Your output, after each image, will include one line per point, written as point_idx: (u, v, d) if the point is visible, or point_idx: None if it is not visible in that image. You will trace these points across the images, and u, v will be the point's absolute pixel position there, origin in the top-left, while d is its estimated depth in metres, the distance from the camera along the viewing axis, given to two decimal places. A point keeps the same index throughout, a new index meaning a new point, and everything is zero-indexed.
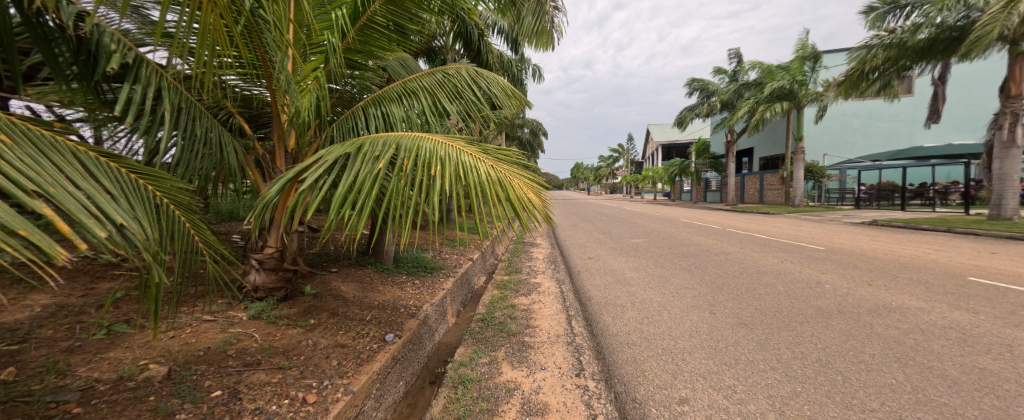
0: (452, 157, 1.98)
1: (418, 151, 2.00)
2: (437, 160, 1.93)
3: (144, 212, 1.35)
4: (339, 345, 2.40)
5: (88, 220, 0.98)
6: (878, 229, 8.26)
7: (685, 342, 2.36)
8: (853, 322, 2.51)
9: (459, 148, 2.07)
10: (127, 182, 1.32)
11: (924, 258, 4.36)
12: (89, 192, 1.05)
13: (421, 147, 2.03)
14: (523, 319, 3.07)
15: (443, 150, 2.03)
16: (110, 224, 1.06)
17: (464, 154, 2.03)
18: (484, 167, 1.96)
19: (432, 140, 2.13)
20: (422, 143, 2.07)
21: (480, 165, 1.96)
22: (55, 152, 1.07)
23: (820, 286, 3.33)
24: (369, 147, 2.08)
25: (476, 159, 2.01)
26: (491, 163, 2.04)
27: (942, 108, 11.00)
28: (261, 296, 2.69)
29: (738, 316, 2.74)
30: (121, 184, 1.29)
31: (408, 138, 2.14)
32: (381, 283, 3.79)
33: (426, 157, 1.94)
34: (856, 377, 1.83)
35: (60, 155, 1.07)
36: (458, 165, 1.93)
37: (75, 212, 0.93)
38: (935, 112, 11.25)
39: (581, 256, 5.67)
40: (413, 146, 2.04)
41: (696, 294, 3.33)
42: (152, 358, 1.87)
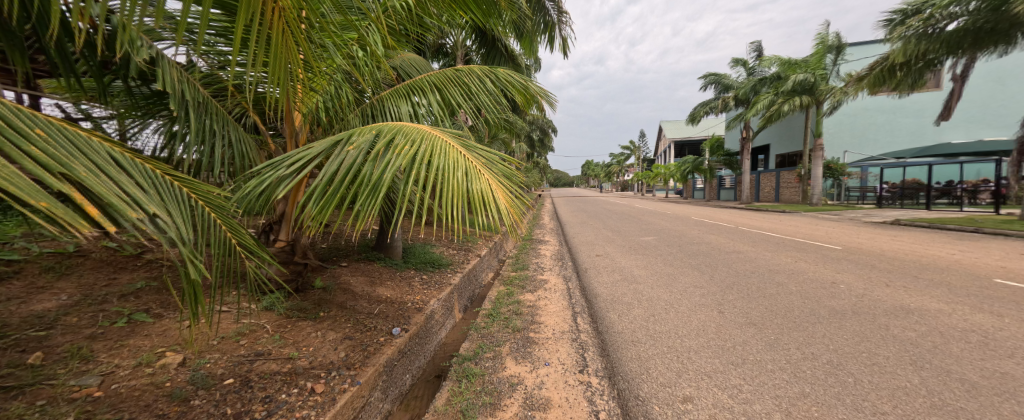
0: (426, 143, 2.05)
1: (395, 137, 2.10)
2: (410, 145, 2.01)
3: (182, 212, 1.35)
4: (347, 338, 2.45)
5: (121, 205, 1.00)
6: (899, 229, 7.97)
7: (691, 341, 2.33)
8: (868, 323, 2.44)
9: (436, 138, 2.14)
10: (163, 181, 1.34)
11: (948, 258, 4.18)
12: (121, 184, 1.06)
13: (399, 135, 2.14)
14: (528, 315, 3.08)
15: (420, 137, 2.12)
16: (143, 213, 1.06)
17: (439, 142, 2.09)
18: (455, 157, 1.99)
19: (413, 129, 2.24)
20: (401, 131, 2.18)
21: (452, 154, 2.00)
22: (92, 149, 1.10)
23: (835, 287, 3.24)
24: (354, 132, 2.23)
25: (450, 149, 2.06)
26: (464, 155, 2.06)
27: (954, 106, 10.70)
28: (273, 289, 2.77)
29: (748, 315, 2.69)
30: (157, 182, 1.30)
31: (393, 127, 2.28)
32: (390, 278, 3.86)
33: (401, 142, 2.05)
34: (869, 379, 1.78)
35: (93, 151, 1.09)
36: (429, 151, 1.99)
37: (107, 197, 0.95)
38: (949, 109, 11.04)
39: (589, 253, 5.65)
40: (393, 132, 2.17)
41: (705, 293, 3.29)
42: (169, 347, 1.94)
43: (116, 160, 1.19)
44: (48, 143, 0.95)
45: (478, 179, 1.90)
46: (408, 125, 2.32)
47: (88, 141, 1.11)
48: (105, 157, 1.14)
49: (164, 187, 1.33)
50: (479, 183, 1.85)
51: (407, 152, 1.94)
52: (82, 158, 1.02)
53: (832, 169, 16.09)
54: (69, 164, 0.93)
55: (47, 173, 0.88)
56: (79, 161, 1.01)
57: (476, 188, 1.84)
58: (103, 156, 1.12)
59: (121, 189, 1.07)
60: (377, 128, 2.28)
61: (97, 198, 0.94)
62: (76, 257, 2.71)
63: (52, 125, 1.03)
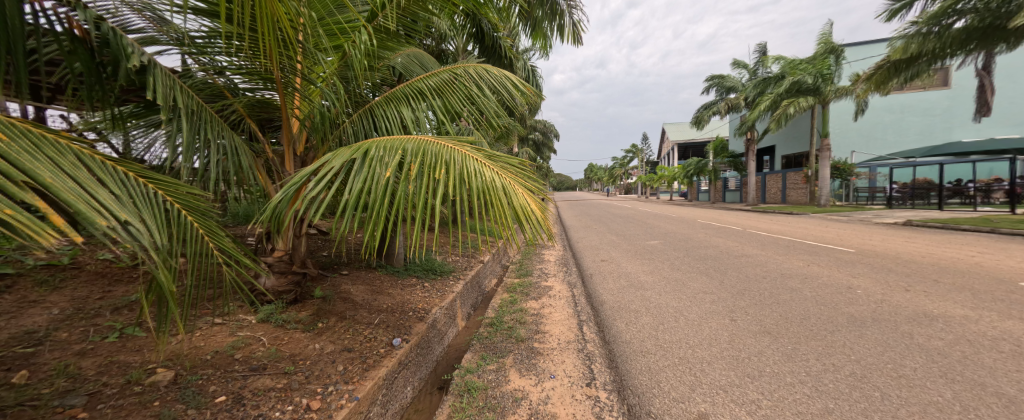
0: (459, 161, 1.92)
1: (422, 156, 1.95)
2: (444, 167, 1.87)
3: (156, 218, 1.28)
4: (346, 350, 2.39)
5: (92, 210, 0.93)
6: (911, 230, 7.79)
7: (703, 351, 2.22)
8: (890, 331, 2.32)
9: (465, 154, 2.01)
10: (137, 186, 1.28)
11: (967, 261, 4.03)
12: (87, 187, 0.99)
13: (426, 154, 1.96)
14: (533, 324, 2.99)
15: (451, 155, 1.98)
16: (113, 219, 0.99)
17: (470, 159, 1.96)
18: (490, 174, 1.89)
19: (439, 144, 2.07)
20: (427, 148, 2.02)
21: (486, 172, 1.89)
22: (57, 153, 1.02)
23: (851, 292, 3.11)
24: (377, 149, 2.04)
25: (482, 166, 1.94)
26: (497, 171, 1.96)
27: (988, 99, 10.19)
28: (270, 299, 2.69)
29: (761, 323, 2.57)
30: (128, 188, 1.24)
31: (416, 142, 2.08)
32: (392, 286, 3.79)
33: (431, 162, 1.89)
34: (897, 393, 1.67)
35: (59, 157, 1.02)
36: (462, 172, 1.86)
37: (76, 203, 0.87)
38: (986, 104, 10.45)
39: (594, 258, 5.55)
40: (420, 149, 2.00)
41: (715, 299, 3.17)
42: (160, 362, 1.87)
43: (84, 164, 1.12)
44: (8, 143, 0.88)
45: (519, 195, 1.83)
46: (434, 139, 2.15)
47: (55, 146, 1.04)
48: (73, 162, 1.06)
49: (139, 193, 1.28)
50: (519, 200, 1.78)
51: (440, 173, 1.81)
52: (44, 164, 0.94)
53: (840, 170, 16.10)
54: (34, 170, 0.85)
55: (8, 181, 0.79)
56: (43, 165, 0.93)
57: (516, 205, 1.78)
58: (70, 160, 1.05)
59: (86, 193, 1.00)
60: (399, 143, 2.08)
61: (63, 204, 0.87)
62: (70, 269, 2.67)
63: (11, 126, 0.94)
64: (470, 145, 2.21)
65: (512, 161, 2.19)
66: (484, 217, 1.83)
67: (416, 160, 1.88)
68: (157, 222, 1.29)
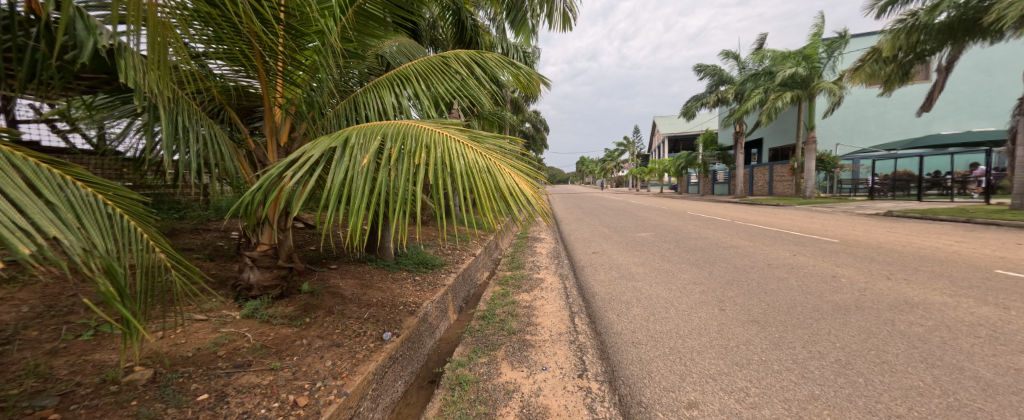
0: (440, 143, 1.88)
1: (403, 138, 1.91)
2: (425, 150, 1.83)
3: (94, 224, 1.21)
4: (335, 345, 2.36)
5: (13, 236, 0.88)
6: (891, 220, 8.00)
7: (693, 341, 2.24)
8: (873, 319, 2.37)
9: (447, 135, 1.97)
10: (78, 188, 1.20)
11: (946, 249, 4.14)
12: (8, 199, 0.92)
13: (405, 137, 1.92)
14: (524, 316, 2.98)
15: (433, 137, 1.93)
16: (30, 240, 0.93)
17: (453, 142, 1.91)
18: (472, 156, 1.85)
19: (420, 129, 2.02)
20: (408, 132, 1.97)
21: (470, 155, 1.84)
22: None
23: (836, 281, 3.18)
24: (356, 135, 1.99)
25: (466, 149, 1.89)
26: (481, 152, 1.92)
27: (937, 97, 10.76)
28: (255, 295, 2.61)
29: (749, 313, 2.61)
30: (69, 190, 1.16)
31: (397, 128, 2.03)
32: (382, 280, 3.76)
33: (412, 147, 1.84)
34: (880, 379, 1.70)
35: None
36: (444, 154, 1.82)
37: None
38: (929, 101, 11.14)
39: (585, 250, 5.59)
40: (400, 133, 1.96)
41: (704, 289, 3.21)
42: (138, 361, 1.80)
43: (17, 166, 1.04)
44: None
45: (502, 177, 1.80)
46: (415, 123, 2.10)
47: None
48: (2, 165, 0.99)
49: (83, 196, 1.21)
50: (505, 183, 1.74)
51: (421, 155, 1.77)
52: None
53: (825, 162, 15.98)
54: None
55: None
56: None
57: (503, 189, 1.73)
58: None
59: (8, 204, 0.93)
60: (379, 129, 2.04)
61: None
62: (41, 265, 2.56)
63: None
64: (453, 127, 2.16)
65: (498, 141, 2.15)
66: (471, 201, 1.79)
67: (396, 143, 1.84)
68: (97, 226, 1.22)
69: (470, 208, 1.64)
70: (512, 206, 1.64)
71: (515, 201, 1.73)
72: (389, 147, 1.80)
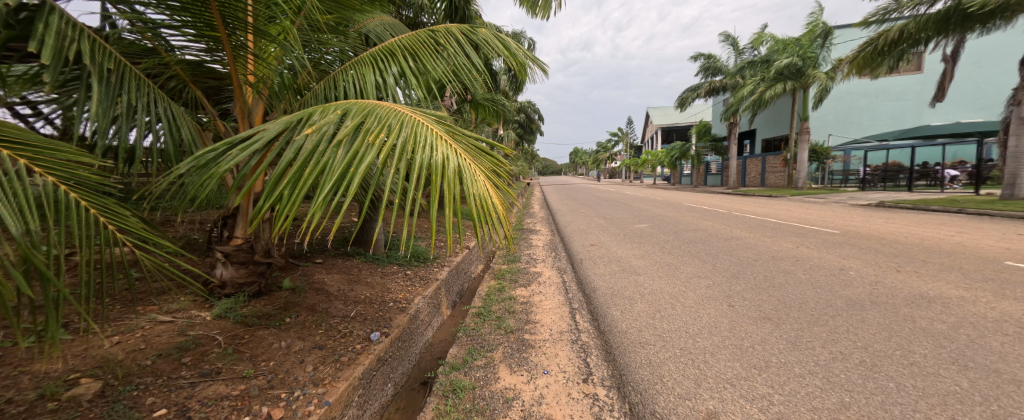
0: (409, 130, 1.66)
1: (367, 118, 1.69)
2: (386, 132, 1.62)
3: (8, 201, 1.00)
4: (317, 347, 2.17)
5: None
6: (887, 211, 7.99)
7: (705, 341, 2.09)
8: (891, 315, 2.24)
9: (419, 123, 1.76)
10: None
11: (949, 240, 4.07)
12: None
13: (372, 119, 1.70)
14: (523, 313, 2.81)
15: (404, 123, 1.72)
16: None
17: (423, 129, 1.71)
18: (442, 149, 1.63)
19: (391, 109, 1.83)
20: (376, 112, 1.75)
21: (438, 146, 1.63)
22: None
23: (845, 274, 3.07)
24: (316, 112, 1.78)
25: (435, 139, 1.68)
26: (455, 147, 1.71)
27: (948, 87, 10.61)
28: (229, 292, 2.39)
29: (760, 309, 2.47)
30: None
31: (364, 106, 1.83)
32: (370, 275, 3.56)
33: (374, 128, 1.63)
34: (913, 384, 1.57)
35: None
36: (407, 140, 1.61)
37: None
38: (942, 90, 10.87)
39: (583, 242, 5.43)
40: (364, 112, 1.75)
41: (710, 284, 3.07)
42: (85, 372, 1.57)
43: None
44: None
45: (471, 176, 1.57)
46: (388, 103, 1.89)
47: None
48: None
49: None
50: (471, 183, 1.52)
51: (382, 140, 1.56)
52: None
53: (818, 153, 16.29)
54: None
55: None
56: None
57: (467, 188, 1.51)
58: None
59: None
60: (343, 106, 1.82)
61: None
62: None
63: None
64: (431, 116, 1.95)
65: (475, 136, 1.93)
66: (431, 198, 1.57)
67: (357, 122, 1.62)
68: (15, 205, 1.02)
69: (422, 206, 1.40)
70: (474, 210, 1.41)
71: (478, 204, 1.49)
72: (349, 125, 1.59)
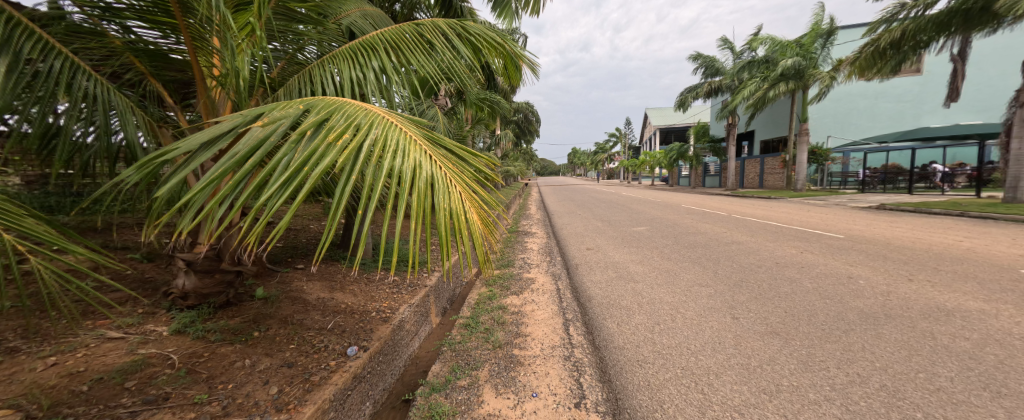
0: (378, 131, 1.49)
1: (331, 116, 1.51)
2: (351, 133, 1.44)
3: None
4: (285, 365, 1.98)
5: None
6: (888, 214, 7.85)
7: (708, 359, 1.92)
8: (908, 330, 2.08)
9: (391, 124, 1.59)
10: None
11: (959, 246, 3.92)
12: None
13: (337, 116, 1.52)
14: (513, 325, 2.64)
15: (374, 123, 1.55)
16: None
17: (394, 133, 1.53)
18: (413, 155, 1.46)
19: (361, 109, 1.64)
20: (343, 110, 1.58)
21: (410, 153, 1.46)
22: None
23: (854, 282, 2.90)
24: (276, 106, 1.59)
25: (407, 143, 1.51)
26: (429, 152, 1.54)
27: (960, 86, 10.50)
28: (192, 304, 2.20)
29: (767, 322, 2.30)
30: None
31: (331, 103, 1.64)
32: (354, 282, 3.37)
33: (337, 127, 1.45)
34: (942, 414, 1.40)
35: None
36: (374, 143, 1.43)
37: None
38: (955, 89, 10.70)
39: (579, 246, 5.25)
40: (329, 109, 1.57)
41: (712, 293, 2.91)
42: (7, 402, 1.38)
43: None
44: None
45: (443, 185, 1.40)
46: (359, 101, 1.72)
47: None
48: None
49: None
50: (444, 196, 1.35)
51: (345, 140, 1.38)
52: None
53: (817, 154, 16.18)
54: None
55: None
56: None
57: (438, 202, 1.33)
58: None
59: None
60: (307, 101, 1.64)
61: None
62: None
63: None
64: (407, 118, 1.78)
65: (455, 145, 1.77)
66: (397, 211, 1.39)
67: (318, 119, 1.44)
68: None
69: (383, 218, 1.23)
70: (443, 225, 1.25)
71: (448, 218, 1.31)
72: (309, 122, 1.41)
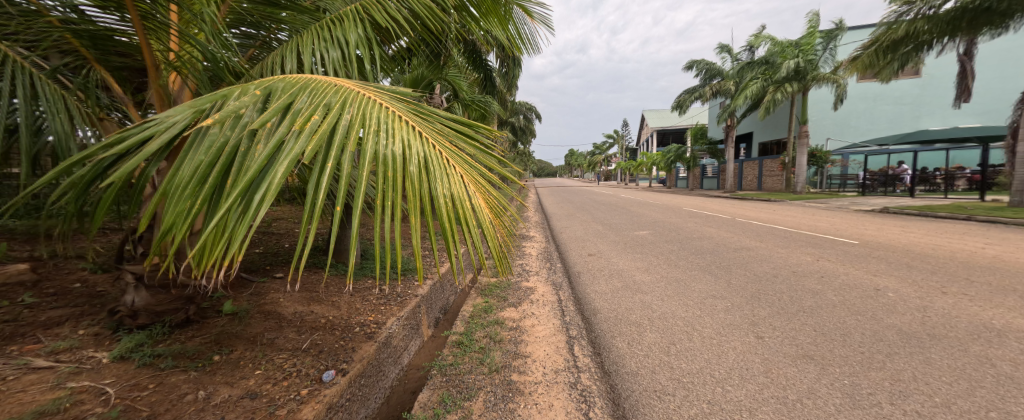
0: (356, 110, 1.23)
1: (295, 99, 1.23)
2: (322, 116, 1.16)
3: None
4: (248, 396, 1.68)
5: None
6: (895, 218, 7.65)
7: (737, 390, 1.66)
8: (960, 354, 1.83)
9: (367, 100, 1.32)
10: None
11: (983, 254, 3.70)
12: None
13: (303, 97, 1.25)
14: (511, 343, 2.38)
15: (348, 100, 1.28)
16: None
17: (375, 110, 1.26)
18: (401, 135, 1.20)
19: (331, 86, 1.37)
20: (309, 90, 1.30)
21: (396, 133, 1.20)
22: None
23: (883, 295, 2.66)
24: (229, 92, 1.28)
25: (392, 121, 1.25)
26: (419, 131, 1.28)
27: (971, 85, 10.50)
28: (143, 324, 1.91)
29: (797, 344, 2.05)
30: None
31: (295, 82, 1.36)
32: (337, 292, 3.09)
33: (304, 111, 1.17)
34: None
35: None
36: (351, 125, 1.16)
37: None
38: (965, 90, 10.84)
39: (579, 252, 4.99)
40: (293, 90, 1.28)
41: (728, 306, 2.66)
42: None
43: None
44: None
45: (441, 167, 1.17)
46: (327, 77, 1.44)
47: None
48: None
49: None
50: (443, 184, 1.10)
51: (316, 124, 1.11)
52: None
53: (817, 157, 16.04)
54: None
55: None
56: None
57: (437, 191, 1.09)
58: None
59: None
60: (267, 83, 1.35)
61: None
62: None
63: None
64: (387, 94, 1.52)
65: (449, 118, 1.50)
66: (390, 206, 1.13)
67: (281, 104, 1.16)
68: None
69: (376, 217, 1.00)
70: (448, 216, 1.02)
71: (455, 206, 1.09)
72: (271, 110, 1.12)
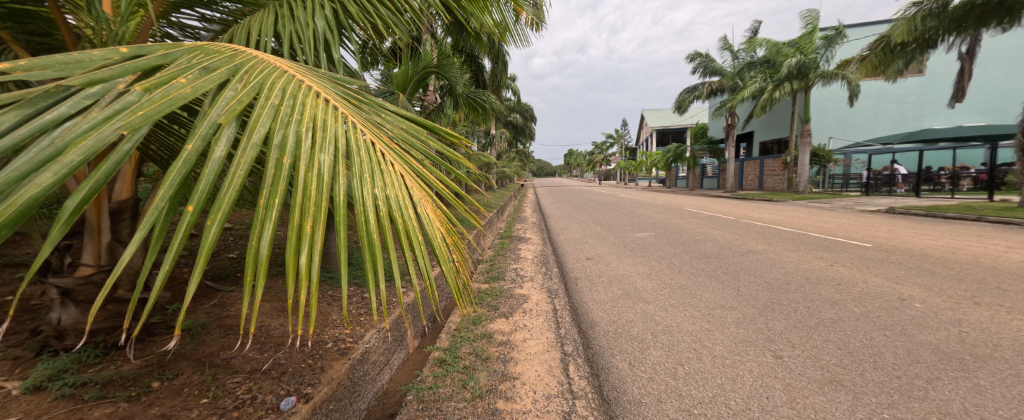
0: (257, 87, 0.95)
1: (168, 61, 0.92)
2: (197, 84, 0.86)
3: None
4: None
5: None
6: (905, 219, 7.37)
7: None
8: (1012, 380, 1.60)
9: (276, 76, 1.03)
10: None
11: (1007, 258, 3.47)
12: None
13: (185, 59, 0.94)
14: (499, 362, 2.12)
15: (253, 74, 1.00)
16: None
17: (282, 89, 0.98)
18: (313, 122, 0.92)
19: (232, 55, 1.07)
20: (196, 53, 0.99)
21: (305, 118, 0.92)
22: None
23: (909, 306, 2.42)
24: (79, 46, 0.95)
25: (303, 105, 0.97)
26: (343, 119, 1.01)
27: (965, 85, 9.97)
28: (72, 345, 1.65)
29: (822, 366, 1.80)
30: None
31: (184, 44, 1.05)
32: (313, 302, 2.84)
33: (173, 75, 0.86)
34: None
35: None
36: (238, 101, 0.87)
37: None
38: (960, 90, 10.25)
39: (577, 255, 4.74)
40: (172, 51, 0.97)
41: (740, 319, 2.41)
42: None
43: None
44: None
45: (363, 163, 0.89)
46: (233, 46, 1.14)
47: None
48: None
49: None
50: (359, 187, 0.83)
51: (175, 92, 0.80)
52: None
53: (819, 157, 15.81)
54: None
55: None
56: None
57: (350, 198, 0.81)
58: None
59: None
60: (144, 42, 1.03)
61: None
62: None
63: None
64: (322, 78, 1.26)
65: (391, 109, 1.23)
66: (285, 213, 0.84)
67: (144, 63, 0.86)
68: None
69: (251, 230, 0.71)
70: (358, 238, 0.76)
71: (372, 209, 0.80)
72: (118, 69, 0.81)
